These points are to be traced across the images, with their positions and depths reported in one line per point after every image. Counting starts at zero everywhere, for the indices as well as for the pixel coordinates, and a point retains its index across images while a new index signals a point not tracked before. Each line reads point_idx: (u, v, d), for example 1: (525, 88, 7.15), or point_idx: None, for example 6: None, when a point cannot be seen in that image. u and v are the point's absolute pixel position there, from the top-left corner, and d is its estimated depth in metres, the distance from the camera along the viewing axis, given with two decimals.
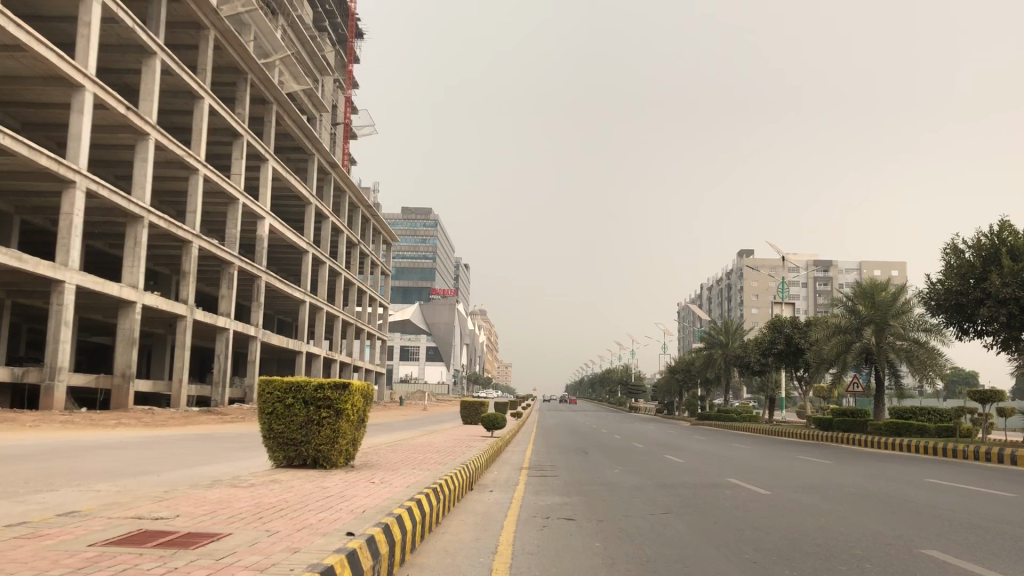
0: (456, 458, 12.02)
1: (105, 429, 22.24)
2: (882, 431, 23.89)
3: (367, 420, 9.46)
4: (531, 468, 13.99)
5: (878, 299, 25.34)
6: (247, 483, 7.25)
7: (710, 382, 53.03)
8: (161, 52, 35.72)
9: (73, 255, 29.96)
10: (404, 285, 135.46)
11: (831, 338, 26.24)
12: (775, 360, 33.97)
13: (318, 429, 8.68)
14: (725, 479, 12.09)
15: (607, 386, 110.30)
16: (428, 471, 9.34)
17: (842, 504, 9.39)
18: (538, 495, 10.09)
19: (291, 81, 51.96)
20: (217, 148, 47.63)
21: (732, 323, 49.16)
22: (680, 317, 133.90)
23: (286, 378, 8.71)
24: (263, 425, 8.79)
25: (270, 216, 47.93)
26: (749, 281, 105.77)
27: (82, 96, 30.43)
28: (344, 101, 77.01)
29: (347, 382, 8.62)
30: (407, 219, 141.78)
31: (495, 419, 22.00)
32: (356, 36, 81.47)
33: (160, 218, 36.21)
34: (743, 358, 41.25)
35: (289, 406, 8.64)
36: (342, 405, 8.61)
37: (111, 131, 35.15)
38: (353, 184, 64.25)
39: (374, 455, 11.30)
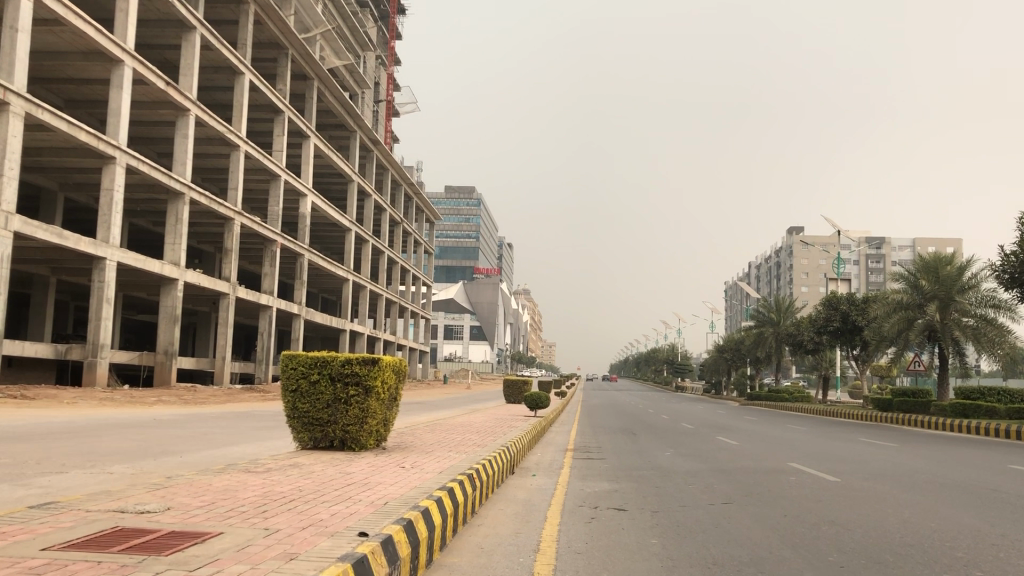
0: (496, 439, 11.28)
1: (144, 408, 21.95)
2: (947, 412, 22.67)
3: (399, 400, 8.75)
4: (576, 450, 13.25)
5: (942, 274, 24.02)
6: (263, 466, 6.58)
7: (760, 362, 51.72)
8: (201, 27, 35.33)
9: (114, 231, 29.79)
10: (448, 264, 135.23)
11: (892, 315, 24.98)
12: (831, 338, 32.78)
13: (346, 410, 7.99)
14: (788, 465, 11.16)
15: (653, 366, 108.97)
16: (465, 454, 8.60)
17: (924, 496, 8.45)
18: (585, 480, 9.32)
19: (332, 57, 51.47)
20: (259, 125, 47.35)
21: (784, 301, 47.77)
22: (728, 295, 131.82)
23: (311, 353, 8.03)
24: (286, 404, 8.10)
25: (312, 194, 47.56)
26: (799, 259, 103.45)
27: (121, 71, 30.16)
28: (386, 78, 76.51)
29: (377, 356, 7.94)
30: (449, 198, 141.35)
31: (539, 399, 21.30)
32: (398, 12, 80.83)
33: (202, 195, 35.93)
34: (796, 336, 39.90)
35: (314, 384, 7.96)
36: (371, 382, 7.93)
37: (151, 106, 34.89)
38: (396, 161, 63.80)
39: (409, 437, 10.61)
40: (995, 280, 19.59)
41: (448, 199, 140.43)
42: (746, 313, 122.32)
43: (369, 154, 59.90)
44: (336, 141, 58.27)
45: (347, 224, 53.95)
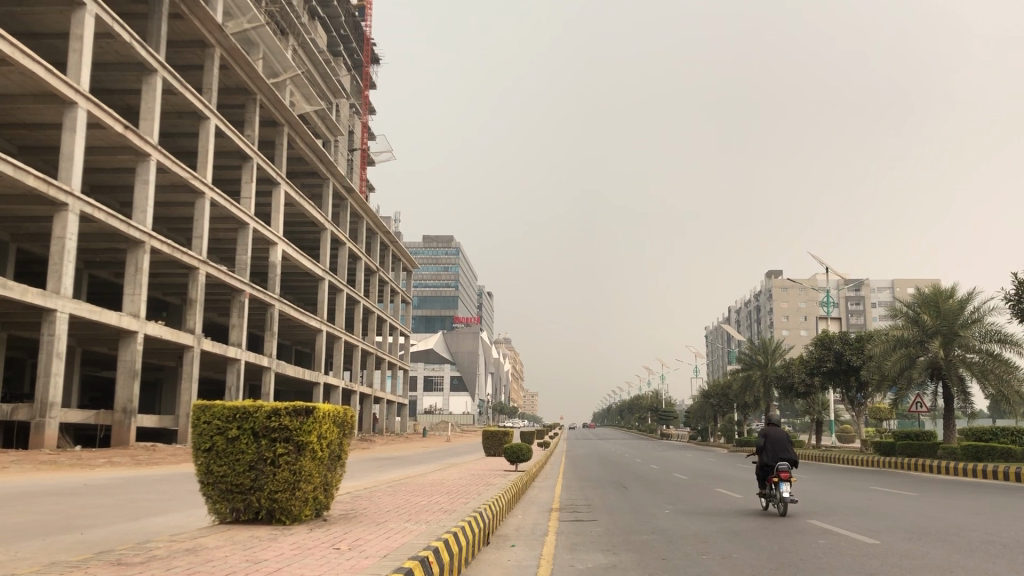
0: (468, 502, 9.55)
1: (87, 471, 19.99)
2: (958, 455, 21.14)
3: (343, 462, 7.17)
4: (562, 510, 11.56)
5: (944, 308, 22.73)
6: (143, 554, 4.86)
7: (748, 407, 50.09)
8: (162, 70, 33.94)
9: (66, 282, 28.01)
10: (427, 314, 133.39)
11: (894, 352, 23.55)
12: (825, 379, 31.35)
13: (273, 472, 6.33)
14: (807, 522, 9.65)
15: (637, 414, 106.93)
16: (426, 524, 6.95)
17: (995, 564, 6.90)
18: (575, 552, 7.67)
19: (302, 102, 50.35)
20: (226, 172, 45.92)
21: (771, 342, 46.37)
22: (711, 340, 130.75)
23: (229, 403, 6.43)
24: (198, 469, 6.42)
25: (282, 242, 45.89)
26: (779, 302, 102.71)
27: (74, 114, 28.61)
28: (360, 125, 75.62)
29: (312, 405, 6.39)
30: (427, 247, 140.03)
31: (518, 451, 19.66)
32: (372, 62, 80.33)
33: (164, 243, 34.19)
34: (785, 378, 38.40)
35: (233, 440, 6.36)
36: (303, 437, 6.36)
37: (110, 152, 33.38)
38: (371, 210, 62.49)
39: (364, 502, 8.93)
40: (1008, 313, 18.21)
41: (426, 249, 139.14)
42: (728, 357, 120.87)
43: (343, 203, 58.53)
44: (309, 189, 56.84)
45: (320, 273, 52.19)
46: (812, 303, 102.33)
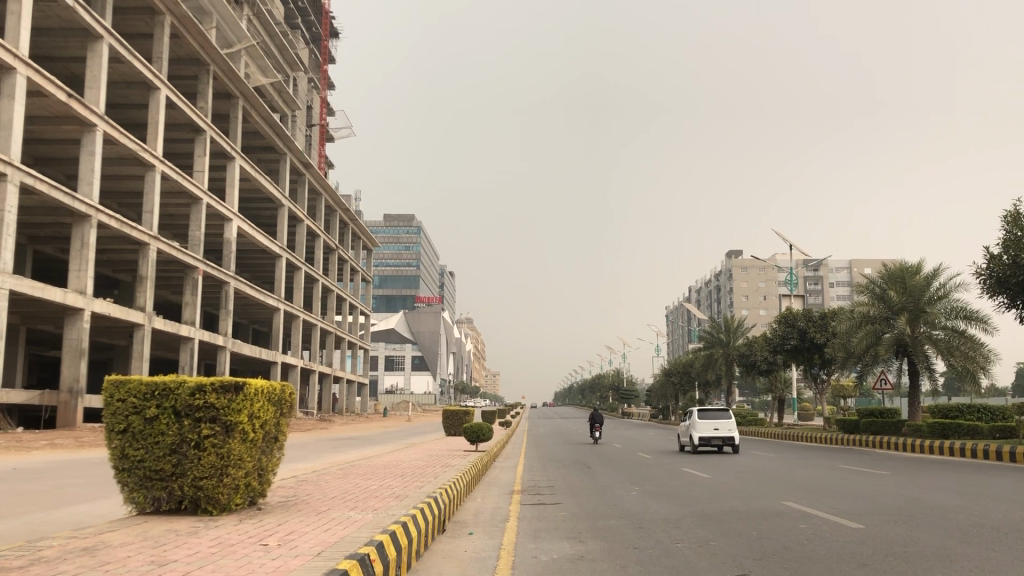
0: (423, 485, 8.87)
1: (24, 454, 18.98)
2: (924, 433, 20.93)
3: (280, 446, 6.47)
4: (523, 493, 10.97)
5: (910, 284, 22.46)
6: (29, 558, 4.11)
7: (710, 386, 49.93)
8: (109, 37, 32.45)
9: (5, 255, 26.66)
10: (388, 294, 132.19)
11: (860, 329, 23.30)
12: (788, 357, 31.12)
13: (198, 457, 5.59)
14: (782, 504, 9.17)
15: (598, 393, 106.95)
16: (373, 511, 6.28)
17: (990, 550, 6.41)
18: (539, 539, 7.03)
19: (258, 74, 48.90)
20: (178, 145, 44.46)
21: (734, 321, 46.09)
22: (672, 320, 131.20)
23: (146, 378, 5.65)
24: (112, 452, 5.64)
25: (237, 218, 44.58)
26: (738, 282, 103.13)
27: (14, 80, 27.20)
28: (319, 101, 74.06)
29: (242, 380, 5.69)
30: (388, 225, 138.52)
31: (479, 431, 19.04)
32: (331, 35, 78.60)
33: (111, 217, 32.80)
34: (748, 356, 38.17)
35: (152, 422, 5.61)
36: (231, 417, 5.64)
37: (55, 122, 31.94)
38: (330, 186, 61.19)
39: (310, 488, 8.23)
40: (979, 289, 17.88)
41: (387, 228, 137.42)
42: (689, 336, 121.28)
43: (301, 178, 57.18)
44: (266, 164, 55.41)
45: (277, 251, 50.95)
46: (772, 283, 103.01)
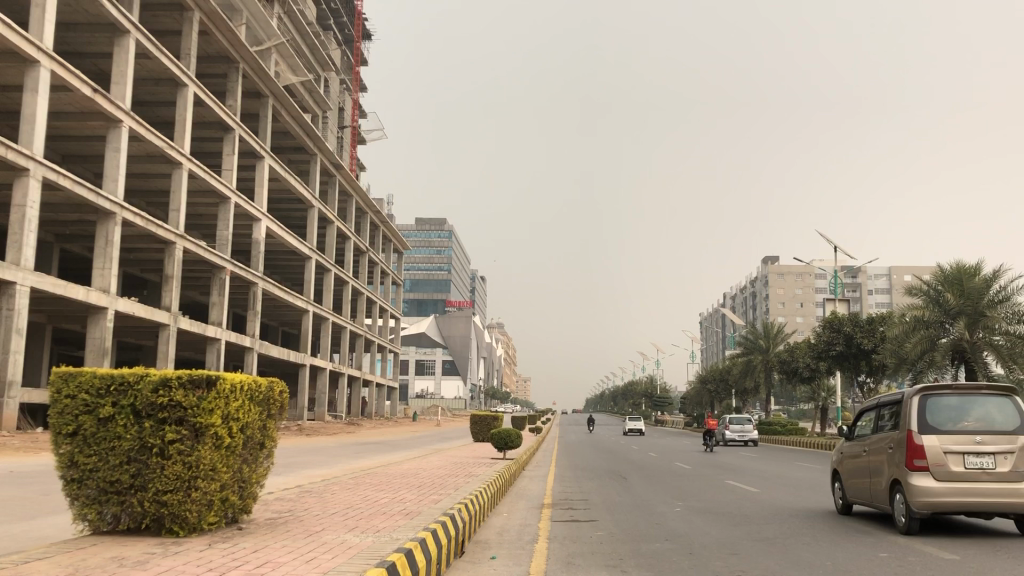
0: (442, 500, 7.81)
1: (35, 457, 18.22)
2: None
3: (264, 453, 5.50)
4: (555, 507, 9.90)
5: (969, 287, 21.10)
6: None
7: (748, 393, 48.42)
8: (136, 32, 31.86)
9: (27, 253, 26.03)
10: (419, 298, 131.48)
11: (913, 335, 21.99)
12: (832, 363, 29.79)
13: (163, 467, 4.63)
14: (850, 526, 8.05)
15: (630, 399, 105.30)
16: (376, 535, 5.25)
17: None
18: (574, 569, 5.93)
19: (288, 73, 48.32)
20: (207, 144, 43.97)
21: (773, 327, 44.66)
22: (706, 326, 129.19)
23: (103, 370, 4.66)
24: (59, 455, 4.66)
25: (266, 219, 43.93)
26: (775, 289, 101.13)
27: (37, 73, 26.53)
28: (351, 103, 73.51)
29: (215, 373, 4.71)
30: (420, 230, 137.86)
31: (507, 437, 17.98)
32: (364, 36, 78.12)
33: (137, 215, 32.14)
34: (788, 362, 36.83)
35: (107, 422, 4.63)
36: (202, 420, 4.66)
37: (81, 119, 31.43)
38: (361, 187, 60.50)
39: (312, 502, 7.21)
40: None
41: (418, 232, 136.91)
42: (725, 342, 119.26)
43: (331, 179, 56.51)
44: (296, 164, 54.88)
45: (306, 252, 50.24)
46: (809, 290, 100.98)
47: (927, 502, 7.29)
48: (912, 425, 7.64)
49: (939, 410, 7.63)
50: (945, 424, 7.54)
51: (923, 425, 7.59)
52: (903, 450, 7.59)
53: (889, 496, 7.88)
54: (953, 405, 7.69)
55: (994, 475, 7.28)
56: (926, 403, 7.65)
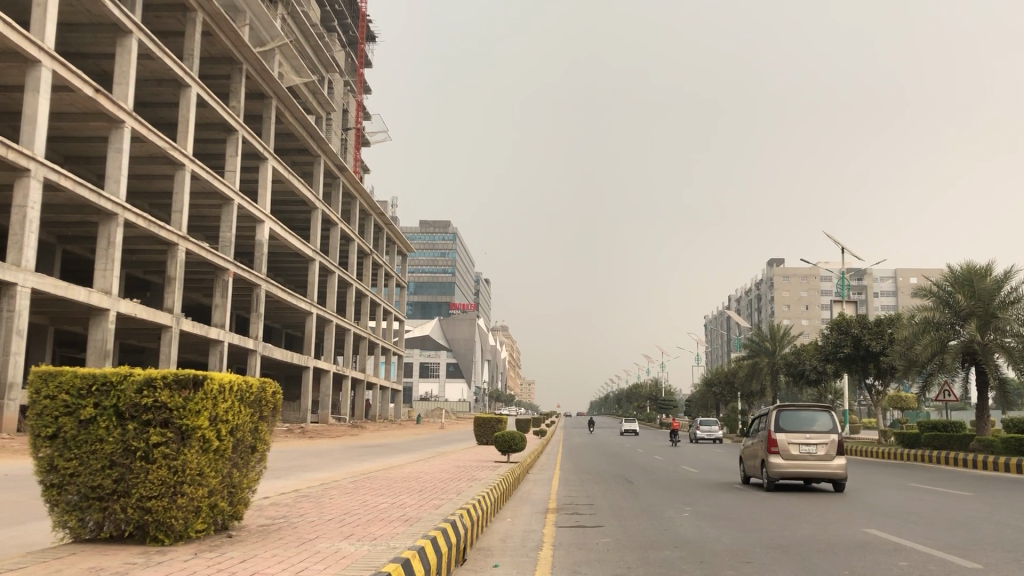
0: (443, 505, 7.56)
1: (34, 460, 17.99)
2: (997, 448, 19.21)
3: (256, 455, 5.28)
4: (559, 512, 9.64)
5: (979, 288, 20.82)
6: None
7: (754, 396, 48.08)
8: (138, 32, 31.66)
9: (28, 254, 25.83)
10: (424, 300, 131.14)
11: (923, 336, 21.72)
12: (840, 365, 29.49)
13: (148, 471, 4.42)
14: (867, 532, 7.80)
15: (635, 402, 104.92)
16: (372, 543, 4.99)
17: None
18: None
19: (292, 74, 48.15)
20: (211, 145, 43.81)
21: (779, 329, 44.34)
22: (711, 329, 128.80)
23: (84, 370, 4.44)
24: (37, 460, 4.43)
25: (270, 220, 43.72)
26: (780, 291, 100.74)
27: (38, 73, 26.31)
28: (355, 104, 73.35)
29: (202, 373, 4.49)
30: (425, 232, 137.66)
31: (510, 440, 17.70)
32: (368, 38, 77.99)
33: (139, 216, 31.92)
34: (795, 365, 36.52)
35: (88, 424, 4.40)
36: (188, 422, 4.45)
37: (84, 119, 31.26)
38: (365, 189, 60.31)
39: (309, 508, 6.95)
40: None
41: (422, 234, 136.73)
42: (730, 345, 118.85)
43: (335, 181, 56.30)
44: (300, 166, 54.72)
45: (310, 253, 50.05)
46: (814, 293, 100.63)
47: (777, 470, 12.59)
48: (773, 428, 12.91)
49: (787, 419, 12.98)
50: (791, 427, 12.84)
51: (778, 427, 12.94)
52: (767, 442, 12.86)
53: (761, 471, 13.27)
54: (795, 416, 13.04)
55: (818, 455, 12.63)
56: (780, 415, 12.95)
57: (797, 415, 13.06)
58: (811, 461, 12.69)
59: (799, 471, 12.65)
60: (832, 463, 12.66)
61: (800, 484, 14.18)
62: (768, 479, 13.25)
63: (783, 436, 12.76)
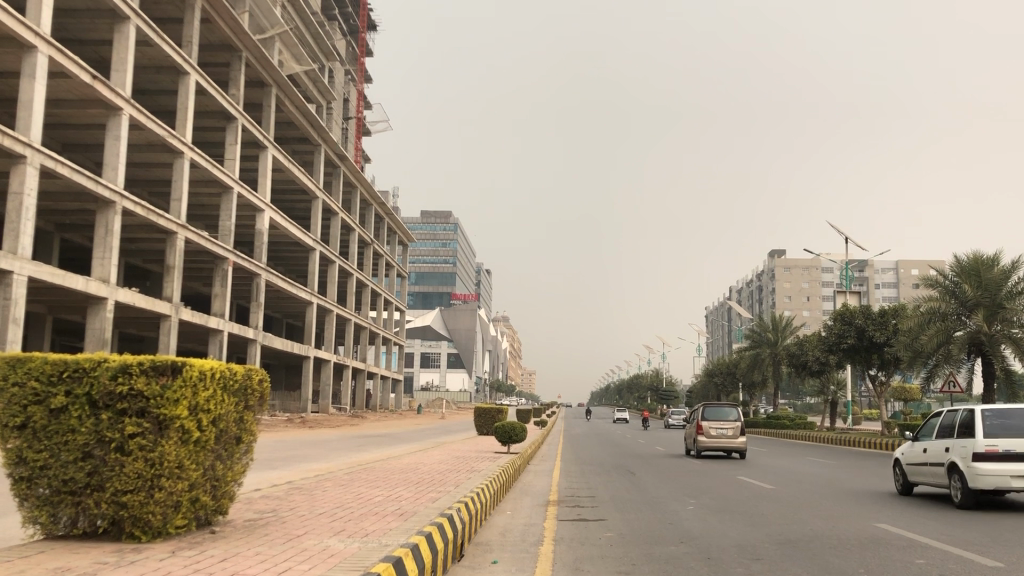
0: (440, 498, 7.29)
1: None
2: None
3: (241, 449, 5.13)
4: (561, 505, 9.41)
5: (986, 278, 20.54)
6: None
7: (755, 387, 47.85)
8: (136, 18, 31.30)
9: (24, 241, 25.52)
10: (424, 290, 130.87)
11: (928, 327, 21.46)
12: (844, 356, 29.21)
13: (123, 463, 4.28)
14: (880, 528, 7.55)
15: (636, 393, 104.76)
16: (364, 540, 4.72)
17: None
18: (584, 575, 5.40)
19: (292, 62, 47.78)
20: (210, 133, 43.50)
21: (781, 319, 44.03)
22: (713, 320, 128.54)
23: (56, 356, 4.29)
24: (8, 450, 4.29)
25: (270, 209, 43.42)
26: (781, 282, 100.43)
27: (34, 59, 25.96)
28: (356, 93, 72.93)
29: (181, 360, 4.35)
30: (426, 222, 137.23)
31: (511, 430, 17.47)
32: (369, 27, 77.51)
33: (138, 204, 31.60)
34: (798, 356, 36.24)
35: (60, 414, 4.26)
36: (166, 412, 4.31)
37: (82, 106, 30.94)
38: (366, 179, 59.99)
39: (302, 500, 6.71)
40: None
41: (423, 224, 136.37)
42: (732, 336, 118.60)
43: (336, 170, 55.95)
44: (300, 155, 54.40)
45: (310, 243, 49.77)
46: (816, 284, 100.38)
47: (701, 444, 19.12)
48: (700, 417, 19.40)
49: (709, 414, 19.44)
50: (711, 416, 19.25)
51: (704, 417, 19.35)
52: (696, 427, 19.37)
53: (694, 447, 19.70)
54: (715, 410, 19.43)
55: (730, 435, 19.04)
56: (705, 409, 19.33)
57: (717, 411, 19.48)
58: (724, 438, 19.00)
59: (718, 444, 19.11)
60: (738, 440, 18.89)
61: (722, 453, 20.82)
62: (699, 452, 19.73)
63: (707, 422, 19.21)
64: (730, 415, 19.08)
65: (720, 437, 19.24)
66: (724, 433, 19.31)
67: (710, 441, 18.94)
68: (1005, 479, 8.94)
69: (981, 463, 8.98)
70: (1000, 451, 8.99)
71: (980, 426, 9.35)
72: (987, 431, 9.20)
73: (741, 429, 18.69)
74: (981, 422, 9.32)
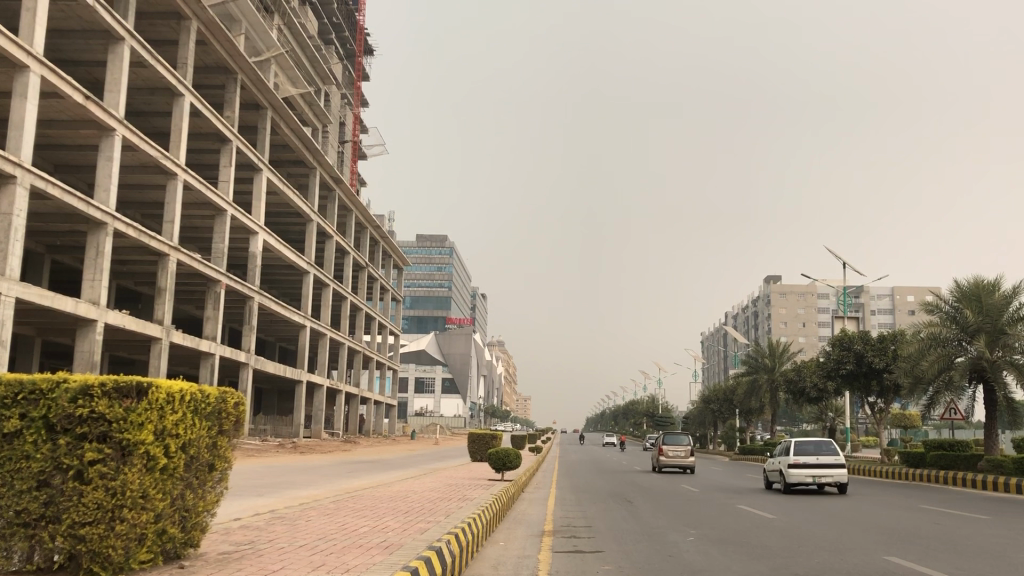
0: (430, 529, 6.94)
1: None
2: (1007, 468, 18.67)
3: (210, 480, 5.00)
4: (555, 536, 9.06)
5: (987, 304, 20.33)
6: None
7: (752, 413, 47.48)
8: (131, 39, 31.12)
9: (12, 262, 25.16)
10: (419, 315, 130.37)
11: (929, 353, 21.19)
12: (843, 382, 28.89)
13: (81, 491, 4.12)
14: (888, 560, 7.24)
15: (631, 418, 104.21)
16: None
17: None
18: None
19: (288, 85, 47.69)
20: (204, 155, 43.29)
21: (779, 345, 43.71)
22: (708, 345, 128.23)
23: (13, 377, 4.14)
24: None
25: (264, 232, 43.12)
26: (777, 308, 100.27)
27: (27, 79, 25.71)
28: (353, 117, 72.94)
29: (146, 381, 4.27)
30: (421, 247, 137.06)
31: (506, 457, 17.09)
32: (366, 51, 77.67)
33: (130, 225, 31.25)
34: (796, 382, 35.92)
35: (15, 438, 4.08)
36: (128, 436, 4.20)
37: (74, 127, 30.68)
38: (361, 203, 59.81)
39: (284, 530, 6.36)
40: None
41: (419, 248, 136.19)
42: (727, 362, 118.21)
43: (331, 194, 55.77)
44: (295, 178, 54.21)
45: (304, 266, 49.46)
46: (811, 310, 100.26)
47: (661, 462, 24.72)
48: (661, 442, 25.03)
49: (669, 440, 25.14)
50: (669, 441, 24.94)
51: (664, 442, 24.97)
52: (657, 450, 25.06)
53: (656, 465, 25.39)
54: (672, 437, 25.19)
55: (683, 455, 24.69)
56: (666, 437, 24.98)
57: (674, 438, 25.25)
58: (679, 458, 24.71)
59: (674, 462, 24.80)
60: (689, 459, 24.63)
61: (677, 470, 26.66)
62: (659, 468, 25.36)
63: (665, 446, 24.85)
64: (683, 440, 24.71)
65: (675, 457, 24.91)
66: (679, 454, 24.99)
67: (668, 460, 24.64)
68: (804, 477, 16.41)
69: (793, 468, 16.42)
70: (802, 462, 16.51)
71: (795, 449, 16.78)
72: (799, 452, 16.66)
73: (691, 451, 24.47)
74: (796, 446, 16.76)
